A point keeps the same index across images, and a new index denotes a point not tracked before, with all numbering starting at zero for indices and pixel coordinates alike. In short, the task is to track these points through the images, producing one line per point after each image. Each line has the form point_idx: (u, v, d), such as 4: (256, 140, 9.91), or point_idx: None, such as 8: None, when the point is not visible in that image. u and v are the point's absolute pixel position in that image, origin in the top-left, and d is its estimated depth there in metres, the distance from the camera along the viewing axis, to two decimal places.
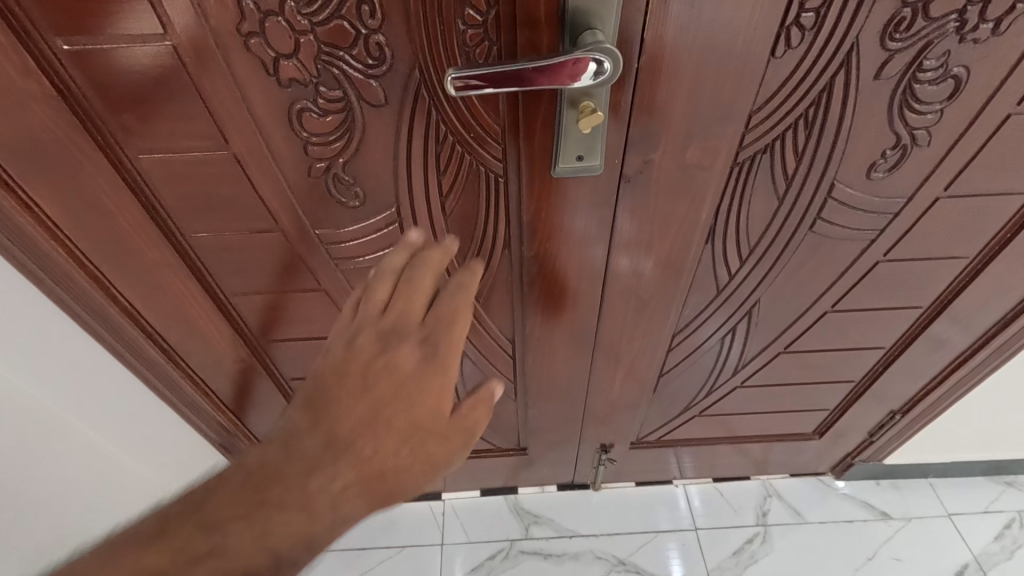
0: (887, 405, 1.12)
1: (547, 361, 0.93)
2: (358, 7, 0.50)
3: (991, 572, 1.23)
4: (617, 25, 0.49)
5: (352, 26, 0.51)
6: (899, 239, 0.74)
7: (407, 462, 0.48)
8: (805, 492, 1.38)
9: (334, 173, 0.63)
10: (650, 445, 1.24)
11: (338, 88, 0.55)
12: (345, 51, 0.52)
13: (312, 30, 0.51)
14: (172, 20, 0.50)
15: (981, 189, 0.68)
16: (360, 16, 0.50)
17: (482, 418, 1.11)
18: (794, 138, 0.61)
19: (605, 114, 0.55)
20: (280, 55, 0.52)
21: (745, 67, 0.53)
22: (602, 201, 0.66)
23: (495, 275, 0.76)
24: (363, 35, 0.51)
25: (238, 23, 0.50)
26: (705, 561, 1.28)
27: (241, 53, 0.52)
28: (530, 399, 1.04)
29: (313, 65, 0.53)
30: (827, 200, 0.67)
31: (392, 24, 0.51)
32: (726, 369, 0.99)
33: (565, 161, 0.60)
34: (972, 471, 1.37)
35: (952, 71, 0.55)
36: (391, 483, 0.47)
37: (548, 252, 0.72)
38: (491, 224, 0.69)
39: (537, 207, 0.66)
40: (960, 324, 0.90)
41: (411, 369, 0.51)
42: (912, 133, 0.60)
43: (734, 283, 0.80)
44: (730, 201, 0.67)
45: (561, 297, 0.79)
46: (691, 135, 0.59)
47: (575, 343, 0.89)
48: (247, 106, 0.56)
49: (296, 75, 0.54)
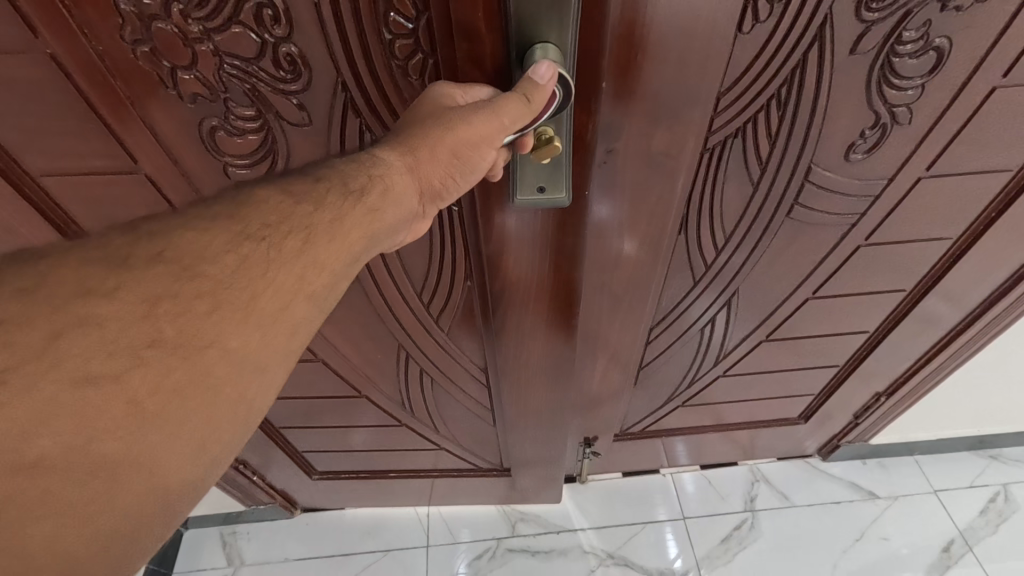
0: (873, 386, 1.10)
1: (522, 391, 0.88)
2: (259, 16, 0.46)
3: (976, 547, 1.23)
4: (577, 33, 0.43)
5: (256, 35, 0.48)
6: (882, 220, 0.70)
7: (434, 136, 0.43)
8: (793, 476, 1.37)
9: (291, 57, 0.49)
10: (635, 437, 1.21)
11: (252, 103, 0.53)
12: (252, 63, 0.50)
13: (208, 37, 0.48)
14: (44, 29, 0.47)
15: (965, 168, 0.64)
16: (264, 23, 0.47)
17: (462, 438, 1.09)
18: (767, 121, 0.56)
19: (566, 142, 0.50)
20: (176, 66, 0.50)
21: (712, 47, 0.48)
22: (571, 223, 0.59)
23: (457, 305, 0.75)
24: (270, 43, 0.48)
25: (120, 30, 0.47)
26: (695, 549, 1.27)
27: (131, 63, 0.50)
28: (508, 425, 1.00)
29: (216, 78, 0.51)
30: (805, 184, 0.63)
31: (300, 33, 0.48)
32: (709, 358, 0.96)
33: (524, 193, 0.53)
34: (957, 446, 1.37)
35: (933, 43, 0.51)
36: (420, 144, 0.43)
37: (509, 293, 0.68)
38: (449, 260, 0.69)
39: (497, 241, 0.61)
40: (945, 302, 0.87)
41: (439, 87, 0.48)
42: (891, 112, 0.56)
43: (723, 257, 0.73)
44: (702, 186, 0.62)
45: (530, 322, 0.73)
46: (658, 118, 0.53)
47: (552, 370, 0.84)
48: (164, 145, 0.57)
49: (200, 90, 0.52)
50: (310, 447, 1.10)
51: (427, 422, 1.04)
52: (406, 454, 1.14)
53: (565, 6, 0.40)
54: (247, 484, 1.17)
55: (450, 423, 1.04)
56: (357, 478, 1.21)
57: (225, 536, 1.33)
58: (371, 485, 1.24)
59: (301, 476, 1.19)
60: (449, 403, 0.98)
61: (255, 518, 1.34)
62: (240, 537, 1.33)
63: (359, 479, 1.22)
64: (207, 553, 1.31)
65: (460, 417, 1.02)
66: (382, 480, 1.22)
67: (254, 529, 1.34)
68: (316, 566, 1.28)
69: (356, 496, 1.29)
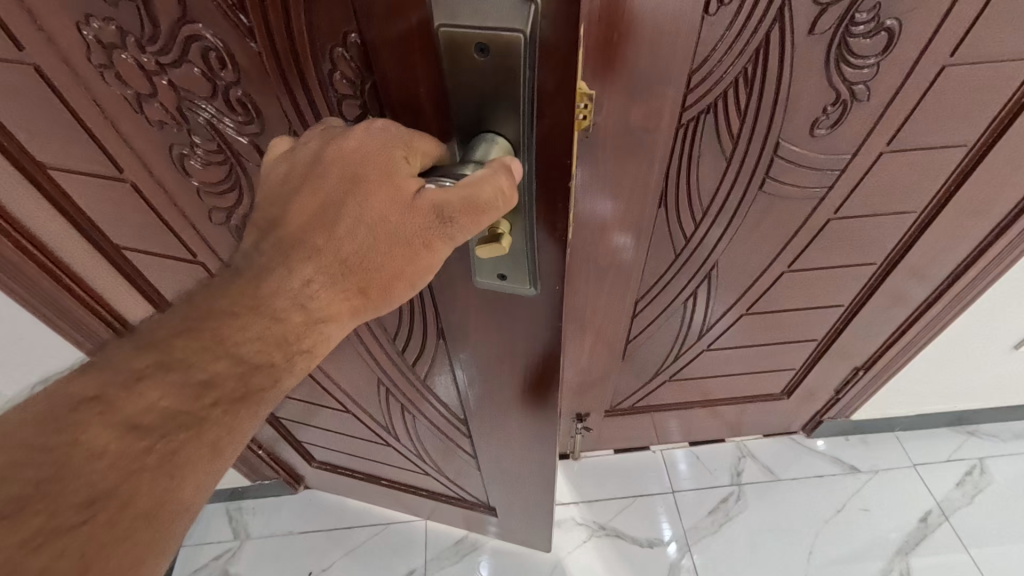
0: (850, 361, 1.16)
1: (499, 449, 0.87)
2: (208, 59, 0.48)
3: (952, 517, 1.29)
4: (530, 126, 0.39)
5: (208, 77, 0.50)
6: (850, 193, 0.75)
7: (378, 269, 0.40)
8: (779, 453, 1.42)
9: (239, 100, 0.51)
10: (625, 412, 1.26)
11: (213, 137, 0.56)
12: (207, 101, 0.52)
13: (164, 71, 0.50)
14: (28, 43, 0.51)
15: (922, 143, 0.69)
16: (212, 65, 0.49)
17: (446, 470, 1.09)
18: (736, 96, 0.61)
19: (523, 237, 0.46)
20: (140, 93, 0.53)
21: (681, 29, 0.53)
22: (533, 321, 0.55)
23: (432, 361, 0.76)
24: (221, 85, 0.50)
25: (87, 54, 0.50)
26: (683, 520, 1.32)
27: (103, 85, 0.53)
28: (490, 473, 0.98)
29: (176, 110, 0.54)
30: (774, 158, 0.68)
31: (246, 78, 0.49)
32: (692, 332, 1.01)
33: (484, 275, 0.51)
34: (936, 423, 1.42)
35: (884, 24, 0.56)
36: (360, 277, 0.40)
37: (481, 366, 0.67)
38: (417, 324, 0.70)
39: (460, 322, 0.60)
40: (915, 275, 0.92)
41: (357, 149, 0.39)
42: (851, 89, 0.61)
43: (701, 231, 0.78)
44: (679, 160, 0.67)
45: (504, 397, 0.72)
46: (634, 94, 0.58)
47: (517, 436, 0.80)
48: (143, 161, 0.61)
49: (164, 118, 0.55)
50: (311, 436, 1.15)
51: (412, 447, 1.06)
52: (400, 470, 1.18)
53: (512, 102, 0.38)
54: (252, 458, 1.22)
55: (435, 455, 1.04)
56: (353, 478, 1.26)
57: (230, 511, 1.38)
58: (365, 487, 1.28)
59: (302, 463, 1.26)
60: (430, 436, 0.99)
61: (260, 494, 1.39)
62: (246, 512, 1.38)
63: (355, 480, 1.27)
64: (214, 527, 1.36)
65: (443, 453, 1.02)
66: (374, 486, 1.26)
67: (260, 504, 1.39)
68: (321, 538, 1.33)
69: (353, 492, 1.33)
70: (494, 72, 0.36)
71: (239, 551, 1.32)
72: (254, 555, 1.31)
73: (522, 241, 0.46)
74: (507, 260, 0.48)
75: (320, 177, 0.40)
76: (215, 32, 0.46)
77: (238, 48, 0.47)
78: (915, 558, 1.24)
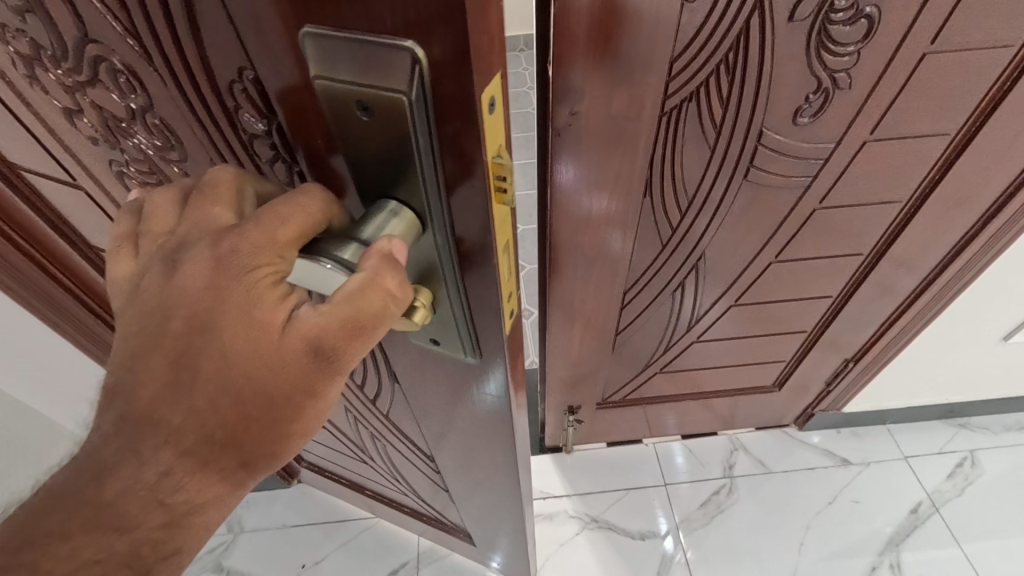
0: (841, 353, 1.16)
1: (467, 492, 0.84)
2: (115, 79, 0.40)
3: (943, 509, 1.30)
4: (441, 201, 0.33)
5: (122, 99, 0.42)
6: (834, 183, 0.75)
7: (249, 439, 0.34)
8: (771, 446, 1.43)
9: (158, 126, 0.43)
10: (617, 405, 1.27)
11: (144, 159, 0.49)
12: (129, 123, 0.45)
13: (82, 88, 0.43)
14: None
15: (905, 131, 0.69)
16: (122, 87, 0.41)
17: (424, 496, 1.06)
18: (717, 85, 0.61)
19: (449, 309, 0.41)
20: (69, 108, 0.47)
21: (660, 16, 0.53)
22: (481, 395, 0.52)
23: (390, 401, 0.74)
24: (136, 111, 0.43)
25: (14, 63, 0.44)
26: (675, 512, 1.33)
27: (40, 98, 0.47)
28: (464, 509, 0.95)
29: (104, 127, 0.47)
30: (757, 148, 0.69)
31: (159, 108, 0.41)
32: (681, 324, 1.02)
33: (417, 337, 0.47)
34: (927, 415, 1.43)
35: (864, 11, 0.56)
36: (227, 452, 0.34)
37: (439, 418, 0.64)
38: (373, 370, 0.67)
39: (410, 374, 0.58)
40: (902, 266, 0.93)
41: (204, 283, 0.32)
42: (832, 77, 0.61)
43: (687, 221, 0.79)
44: (663, 148, 0.67)
45: (464, 450, 0.69)
46: (614, 82, 0.59)
47: (481, 485, 0.76)
48: (93, 174, 0.57)
49: (97, 134, 0.49)
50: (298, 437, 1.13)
51: (391, 471, 1.04)
52: (386, 488, 1.16)
53: (411, 173, 0.32)
54: None
55: (413, 482, 1.01)
56: (341, 482, 1.26)
57: None
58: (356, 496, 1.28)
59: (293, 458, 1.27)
60: (403, 465, 0.96)
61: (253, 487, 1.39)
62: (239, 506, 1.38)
63: (344, 484, 1.27)
64: None
65: (419, 482, 0.99)
66: (361, 495, 1.25)
67: (253, 499, 1.39)
68: (314, 532, 1.34)
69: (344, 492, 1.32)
70: (383, 136, 0.30)
71: (232, 545, 1.32)
72: (248, 549, 1.32)
73: (450, 309, 0.41)
74: (439, 324, 0.43)
75: (165, 327, 0.32)
76: (116, 54, 0.37)
77: (143, 75, 0.38)
78: (905, 552, 1.24)
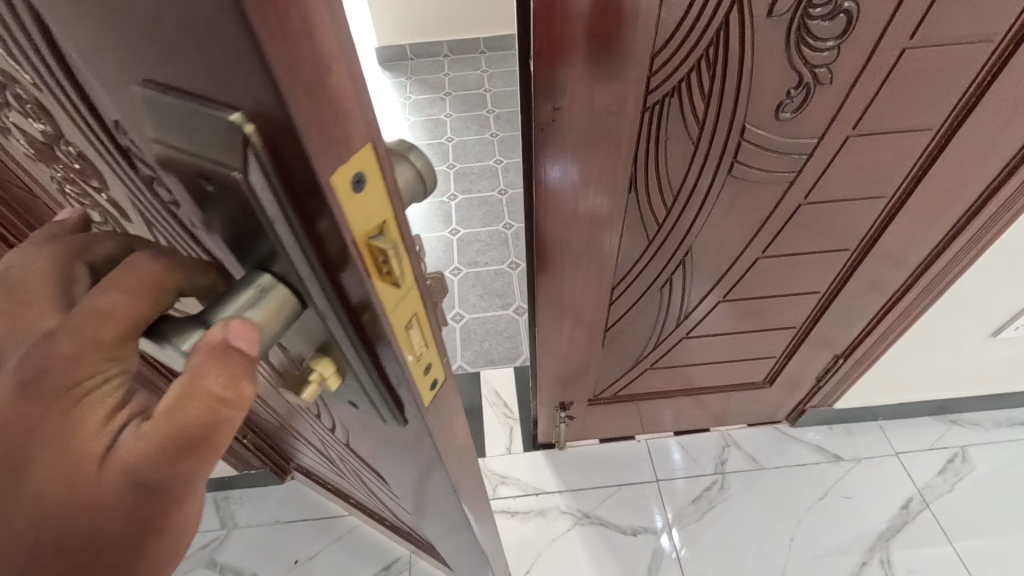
0: (831, 349, 1.17)
1: (427, 527, 0.81)
2: (19, 100, 0.36)
3: (933, 504, 1.30)
4: (327, 287, 0.26)
5: (33, 121, 0.38)
6: (818, 178, 0.76)
7: None
8: (763, 442, 1.43)
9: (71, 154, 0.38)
10: (608, 402, 1.27)
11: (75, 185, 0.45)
12: (50, 148, 0.41)
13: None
14: None
15: (888, 126, 0.70)
16: (26, 108, 0.36)
17: (404, 522, 1.02)
18: (699, 80, 0.62)
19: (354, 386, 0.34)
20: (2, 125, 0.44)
21: (639, 11, 0.54)
22: (414, 460, 0.47)
23: (339, 442, 0.71)
24: (48, 134, 0.38)
25: None
26: (667, 507, 1.34)
27: None
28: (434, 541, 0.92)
29: (34, 149, 0.43)
30: (741, 143, 0.69)
31: (60, 133, 0.36)
32: (670, 320, 1.02)
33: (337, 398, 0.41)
34: (919, 412, 1.43)
35: (842, 7, 0.56)
36: None
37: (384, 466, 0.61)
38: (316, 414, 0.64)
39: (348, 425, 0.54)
40: (889, 262, 0.93)
41: (10, 410, 0.26)
42: (813, 72, 0.62)
43: (673, 217, 0.79)
44: (646, 144, 0.68)
45: (414, 498, 0.65)
46: (595, 78, 0.59)
47: (436, 525, 0.73)
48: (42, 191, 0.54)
49: (31, 155, 0.45)
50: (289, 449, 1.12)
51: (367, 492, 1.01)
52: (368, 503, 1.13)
53: (277, 257, 0.25)
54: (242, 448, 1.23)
55: (387, 507, 0.98)
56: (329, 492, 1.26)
57: (218, 501, 1.39)
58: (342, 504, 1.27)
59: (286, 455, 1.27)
60: (373, 491, 0.94)
61: (248, 483, 1.40)
62: (233, 502, 1.39)
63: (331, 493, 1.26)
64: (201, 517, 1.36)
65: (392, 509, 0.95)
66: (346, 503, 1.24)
67: (247, 494, 1.40)
68: (308, 528, 1.34)
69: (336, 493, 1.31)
70: (235, 213, 0.24)
71: (226, 540, 1.33)
72: (242, 545, 1.32)
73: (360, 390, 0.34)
74: (350, 394, 0.37)
75: None
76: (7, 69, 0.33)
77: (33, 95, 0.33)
78: (896, 548, 1.24)
